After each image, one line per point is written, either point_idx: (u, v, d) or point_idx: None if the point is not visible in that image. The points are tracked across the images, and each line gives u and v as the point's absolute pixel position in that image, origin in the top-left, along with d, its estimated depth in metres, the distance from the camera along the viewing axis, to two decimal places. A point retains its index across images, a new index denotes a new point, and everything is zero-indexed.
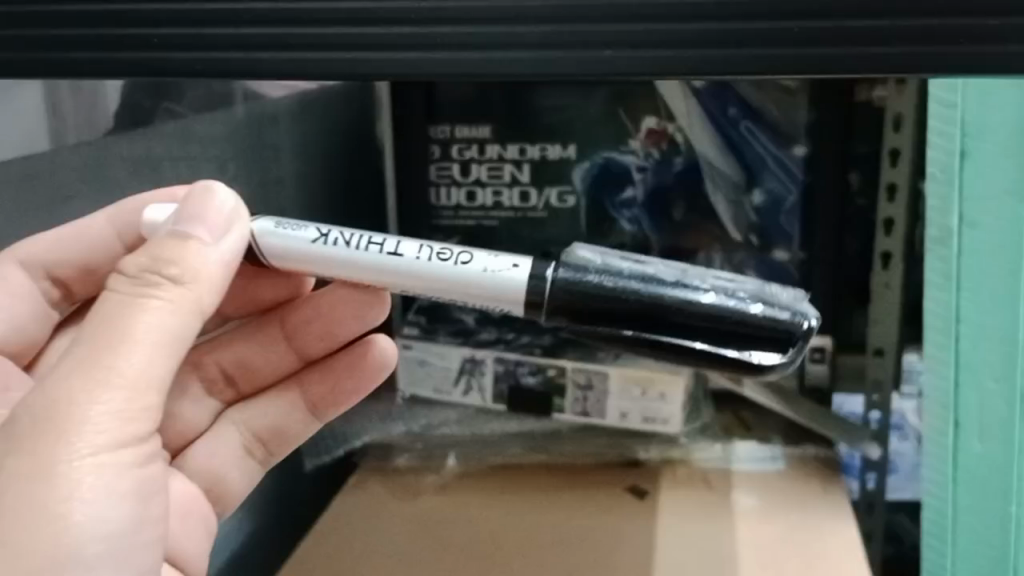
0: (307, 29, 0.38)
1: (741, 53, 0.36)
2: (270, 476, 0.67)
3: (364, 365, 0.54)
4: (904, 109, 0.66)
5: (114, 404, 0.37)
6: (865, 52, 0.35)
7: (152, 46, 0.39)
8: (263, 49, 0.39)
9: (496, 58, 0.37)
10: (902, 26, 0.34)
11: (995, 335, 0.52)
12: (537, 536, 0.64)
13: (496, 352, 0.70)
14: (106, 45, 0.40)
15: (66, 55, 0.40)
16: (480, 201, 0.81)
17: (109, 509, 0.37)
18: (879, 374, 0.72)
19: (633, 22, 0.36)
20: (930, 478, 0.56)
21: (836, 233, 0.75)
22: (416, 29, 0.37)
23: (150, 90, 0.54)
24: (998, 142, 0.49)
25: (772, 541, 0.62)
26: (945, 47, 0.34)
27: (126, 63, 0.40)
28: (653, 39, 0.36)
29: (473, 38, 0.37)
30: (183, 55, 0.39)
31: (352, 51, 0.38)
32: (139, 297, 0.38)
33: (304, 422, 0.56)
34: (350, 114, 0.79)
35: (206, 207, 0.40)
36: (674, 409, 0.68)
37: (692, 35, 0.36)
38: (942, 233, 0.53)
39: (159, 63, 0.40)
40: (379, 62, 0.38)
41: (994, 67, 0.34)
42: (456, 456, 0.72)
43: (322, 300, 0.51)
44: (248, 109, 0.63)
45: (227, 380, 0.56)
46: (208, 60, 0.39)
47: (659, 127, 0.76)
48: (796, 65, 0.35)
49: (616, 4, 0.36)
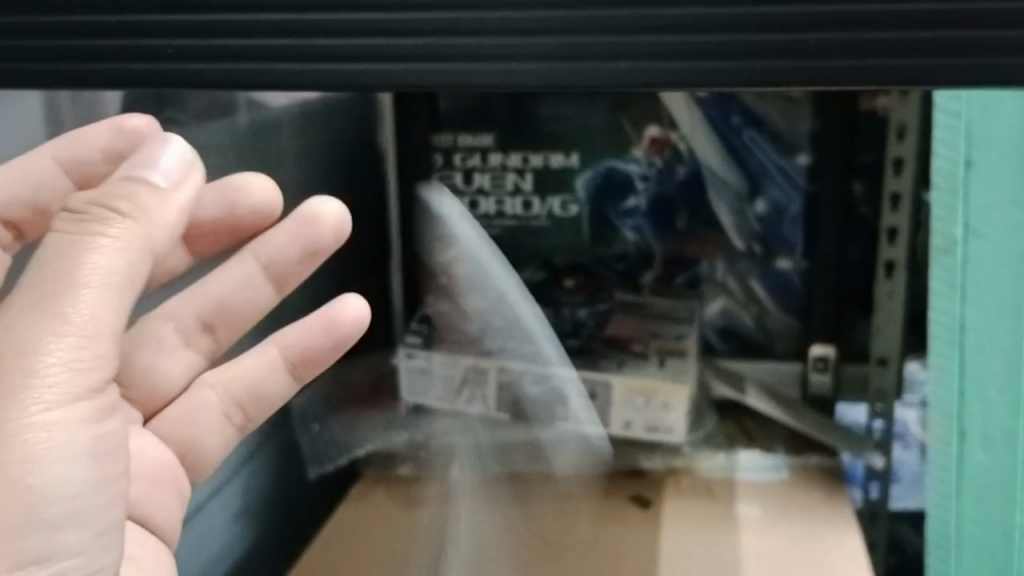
0: (319, 40, 0.38)
1: (754, 65, 0.35)
2: (268, 477, 0.69)
3: (341, 318, 0.50)
4: (906, 119, 0.67)
5: (64, 353, 0.36)
6: (878, 65, 0.35)
7: (166, 56, 0.39)
8: (280, 60, 0.39)
9: (506, 69, 0.37)
10: (916, 38, 0.34)
11: (1003, 344, 0.51)
12: (540, 547, 0.64)
13: (500, 361, 0.70)
14: (120, 54, 0.40)
15: (84, 64, 0.40)
16: (483, 209, 0.80)
17: (69, 470, 0.37)
18: (883, 384, 0.72)
19: (645, 33, 0.36)
20: (937, 488, 0.56)
21: (840, 243, 0.74)
22: (432, 40, 0.37)
23: (152, 99, 0.53)
24: (1001, 153, 0.49)
25: (776, 551, 0.62)
26: (955, 59, 0.34)
27: (141, 73, 0.40)
28: (669, 50, 0.36)
29: (486, 50, 0.37)
30: (191, 66, 0.39)
31: (365, 63, 0.38)
32: (86, 234, 0.37)
33: (281, 385, 0.52)
34: (353, 122, 0.78)
35: (159, 156, 0.39)
36: (678, 417, 0.69)
37: (710, 47, 0.36)
38: (947, 242, 0.53)
39: (173, 74, 0.40)
40: (388, 72, 0.38)
41: (1001, 82, 0.34)
42: (460, 466, 0.71)
43: (300, 225, 0.49)
44: (251, 118, 0.64)
45: (204, 329, 0.52)
46: (220, 70, 0.39)
47: (661, 137, 0.77)
48: (806, 77, 0.35)
49: (632, 13, 0.36)
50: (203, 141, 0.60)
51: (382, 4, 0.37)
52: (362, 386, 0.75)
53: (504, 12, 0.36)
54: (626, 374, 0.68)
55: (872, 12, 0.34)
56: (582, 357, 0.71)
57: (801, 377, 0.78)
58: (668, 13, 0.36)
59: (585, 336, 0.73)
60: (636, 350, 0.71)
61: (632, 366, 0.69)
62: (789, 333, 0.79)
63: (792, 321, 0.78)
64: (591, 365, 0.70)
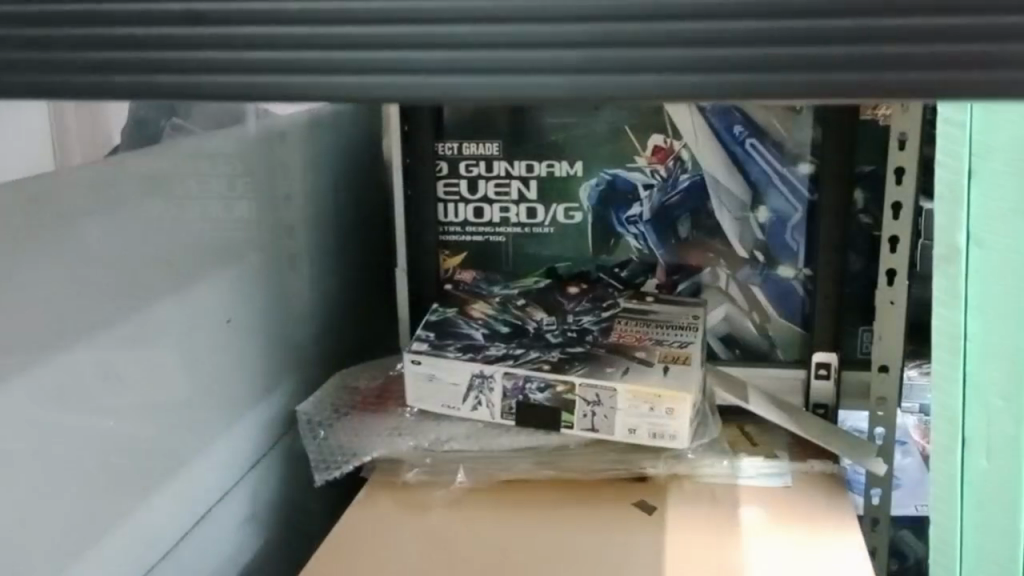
0: (304, 54, 0.33)
1: (774, 79, 0.30)
2: (254, 474, 0.69)
3: None
4: (908, 128, 0.68)
5: None
6: (901, 80, 0.30)
7: (167, 69, 0.33)
8: (258, 73, 0.33)
9: (488, 85, 0.31)
10: (934, 53, 0.29)
11: (1006, 353, 0.52)
12: (544, 551, 0.64)
13: (505, 367, 0.70)
14: (139, 68, 0.33)
15: (96, 78, 0.33)
16: (487, 217, 0.82)
17: None
18: (884, 392, 0.72)
19: (669, 46, 0.30)
20: (938, 496, 0.55)
21: (840, 252, 0.75)
22: (452, 54, 0.32)
23: (164, 109, 0.55)
24: (1001, 161, 0.50)
25: (778, 556, 0.63)
26: (973, 74, 0.29)
27: (163, 87, 0.33)
28: (694, 65, 0.30)
29: (485, 54, 0.31)
30: (144, 79, 0.33)
31: (311, 74, 0.33)
32: None
33: None
34: (348, 131, 0.83)
35: None
36: (682, 425, 0.67)
37: (740, 60, 0.30)
38: (950, 250, 0.52)
39: (196, 90, 0.33)
40: (380, 91, 0.32)
41: (980, 97, 0.30)
42: (466, 472, 0.72)
43: None
44: (260, 126, 0.67)
45: None
46: (241, 84, 0.33)
47: (665, 144, 0.78)
48: (825, 92, 0.30)
49: (663, 11, 0.30)
50: (211, 151, 0.61)
51: (363, 17, 0.32)
52: (368, 393, 0.78)
53: (510, 18, 0.31)
54: (631, 381, 0.67)
55: (897, 24, 0.29)
56: (586, 363, 0.70)
57: (802, 384, 0.79)
58: (660, 28, 0.30)
59: (590, 342, 0.73)
60: (638, 356, 0.70)
61: (635, 371, 0.68)
62: (792, 343, 0.80)
63: (795, 330, 0.79)
64: (594, 373, 0.68)
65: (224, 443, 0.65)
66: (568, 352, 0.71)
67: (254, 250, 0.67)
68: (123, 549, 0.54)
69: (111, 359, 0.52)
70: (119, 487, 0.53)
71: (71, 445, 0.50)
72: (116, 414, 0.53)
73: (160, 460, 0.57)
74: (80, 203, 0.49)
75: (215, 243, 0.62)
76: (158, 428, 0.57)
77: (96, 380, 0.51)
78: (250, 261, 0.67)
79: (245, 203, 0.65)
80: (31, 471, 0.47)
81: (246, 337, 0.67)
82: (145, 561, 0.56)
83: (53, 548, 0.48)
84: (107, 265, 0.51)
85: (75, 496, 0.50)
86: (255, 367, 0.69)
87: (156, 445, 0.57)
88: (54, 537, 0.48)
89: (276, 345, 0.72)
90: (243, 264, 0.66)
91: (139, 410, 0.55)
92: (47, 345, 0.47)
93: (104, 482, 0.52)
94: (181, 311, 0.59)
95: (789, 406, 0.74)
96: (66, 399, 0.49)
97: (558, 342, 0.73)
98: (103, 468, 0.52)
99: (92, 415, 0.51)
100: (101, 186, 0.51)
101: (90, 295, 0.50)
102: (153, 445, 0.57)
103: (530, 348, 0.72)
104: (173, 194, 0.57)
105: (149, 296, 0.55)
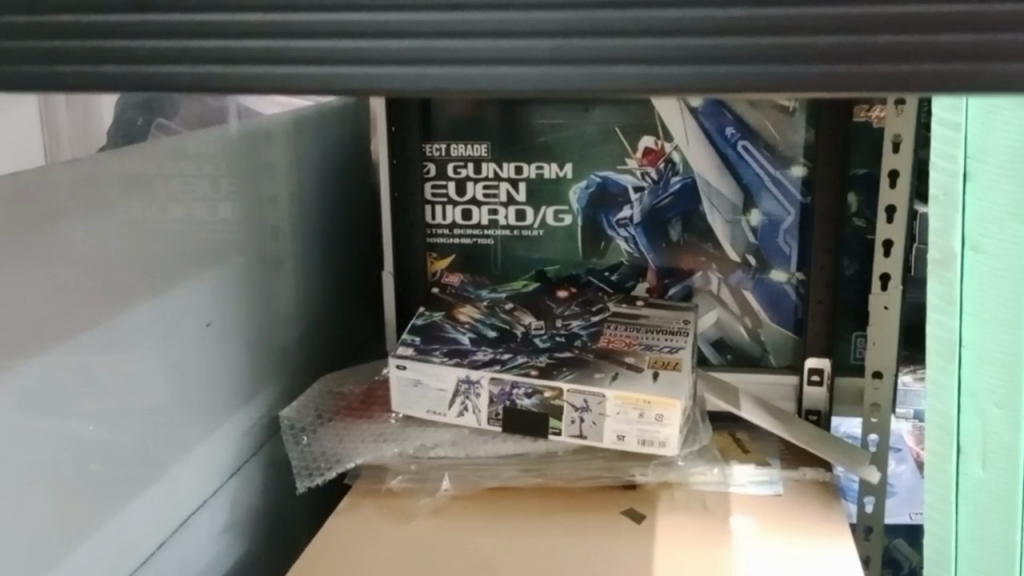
0: (262, 43, 0.31)
1: (765, 71, 0.29)
2: (235, 484, 0.68)
3: None
4: (901, 130, 0.67)
5: None
6: (894, 70, 0.28)
7: (115, 59, 0.32)
8: (216, 63, 0.32)
9: (461, 75, 0.30)
10: (928, 43, 0.28)
11: (999, 358, 0.50)
12: (532, 559, 0.63)
13: (492, 373, 0.68)
14: (89, 58, 0.32)
15: (42, 69, 0.32)
16: (476, 220, 0.81)
17: None
18: (877, 399, 0.71)
19: (653, 36, 0.29)
20: (933, 504, 0.53)
21: (834, 255, 0.73)
22: (418, 43, 0.30)
23: (140, 107, 0.57)
24: (999, 162, 0.48)
25: (771, 566, 0.61)
26: (969, 67, 0.28)
27: (113, 78, 0.32)
28: (671, 55, 0.29)
29: (453, 53, 0.30)
30: (91, 69, 0.32)
31: (268, 66, 0.31)
32: None
33: None
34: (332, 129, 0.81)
35: None
36: (673, 431, 0.65)
37: (723, 53, 0.29)
38: (943, 256, 0.51)
39: (144, 79, 0.32)
40: (348, 81, 0.31)
41: (991, 89, 0.28)
42: (451, 479, 0.70)
43: None
44: (243, 126, 0.66)
45: None
46: (194, 74, 0.32)
47: (655, 146, 0.77)
48: (812, 84, 0.29)
49: (639, 6, 0.29)
50: (195, 150, 0.59)
51: (328, 4, 0.31)
52: (352, 398, 0.77)
53: (486, 11, 0.30)
54: (619, 387, 0.66)
55: (889, 14, 0.28)
56: (574, 369, 0.68)
57: (795, 390, 0.77)
58: (629, 18, 0.29)
59: (578, 347, 0.71)
60: (627, 362, 0.69)
61: (624, 378, 0.67)
62: (783, 347, 0.78)
63: (787, 335, 0.78)
64: (581, 379, 0.67)
65: (205, 448, 0.63)
66: (557, 357, 0.70)
67: (238, 252, 0.66)
68: (98, 558, 0.52)
69: (88, 366, 0.50)
70: (96, 493, 0.52)
71: (48, 450, 0.48)
72: (95, 419, 0.52)
73: (137, 465, 0.56)
74: (56, 203, 0.47)
75: (200, 244, 0.61)
76: (136, 433, 0.55)
77: (75, 384, 0.50)
78: (234, 264, 0.66)
79: (229, 204, 0.64)
80: (5, 474, 0.45)
81: (228, 340, 0.66)
82: (123, 569, 0.54)
83: (28, 556, 0.46)
84: (84, 266, 0.50)
85: (51, 504, 0.48)
86: (239, 370, 0.68)
87: (133, 451, 0.55)
88: (30, 544, 0.47)
89: (259, 349, 0.71)
90: (227, 266, 0.65)
91: (116, 415, 0.53)
92: (19, 347, 0.45)
93: (80, 488, 0.50)
94: (162, 312, 0.57)
95: (784, 414, 0.72)
96: (43, 406, 0.47)
97: (546, 347, 0.72)
98: (79, 474, 0.50)
99: (69, 419, 0.49)
100: (86, 185, 0.50)
101: (72, 300, 0.49)
102: (130, 451, 0.55)
103: (518, 352, 0.71)
104: (155, 196, 0.56)
105: (129, 298, 0.54)
